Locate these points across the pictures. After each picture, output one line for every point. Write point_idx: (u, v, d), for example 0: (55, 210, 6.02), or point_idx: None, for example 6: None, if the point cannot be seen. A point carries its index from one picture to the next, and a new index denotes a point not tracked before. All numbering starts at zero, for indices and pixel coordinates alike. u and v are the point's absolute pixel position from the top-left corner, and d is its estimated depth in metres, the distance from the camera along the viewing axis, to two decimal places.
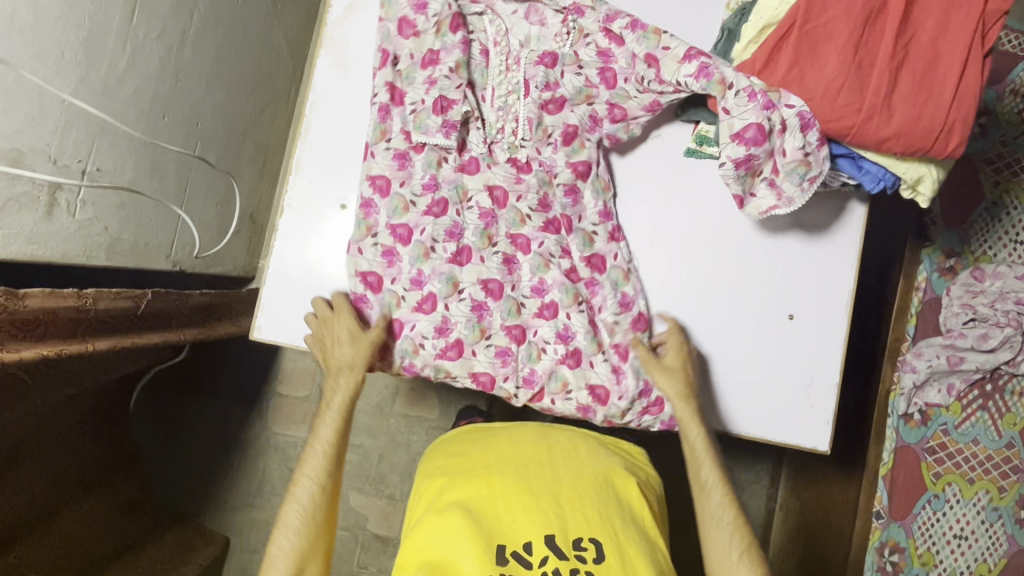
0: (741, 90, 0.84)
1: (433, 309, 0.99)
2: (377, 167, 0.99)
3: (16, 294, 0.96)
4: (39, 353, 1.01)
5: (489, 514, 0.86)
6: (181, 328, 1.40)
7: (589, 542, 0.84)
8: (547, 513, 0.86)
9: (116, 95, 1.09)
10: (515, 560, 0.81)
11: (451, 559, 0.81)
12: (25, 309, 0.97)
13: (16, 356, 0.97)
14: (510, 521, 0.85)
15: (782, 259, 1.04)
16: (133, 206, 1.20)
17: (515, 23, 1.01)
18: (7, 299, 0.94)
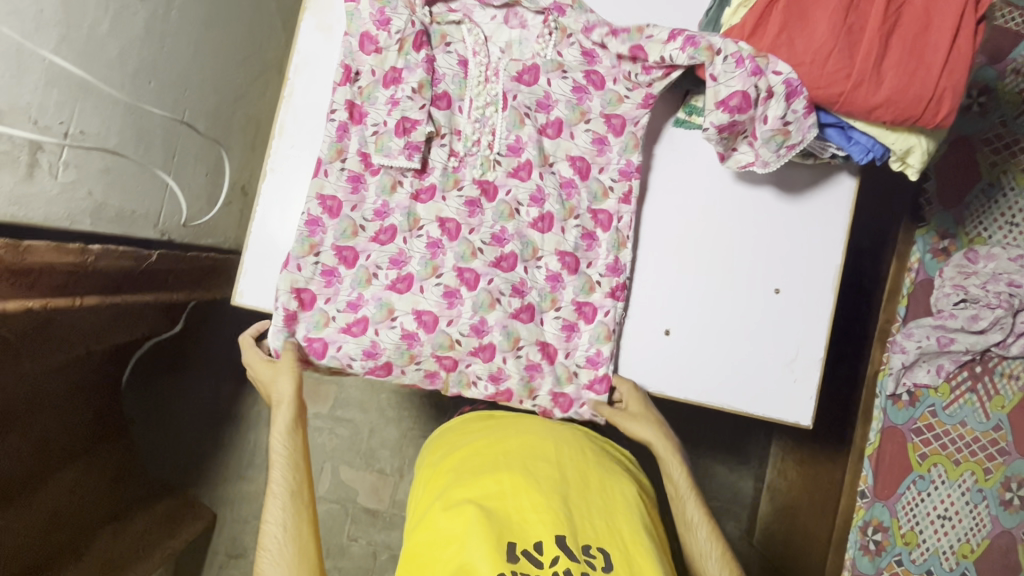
0: (729, 56, 0.82)
1: (363, 333, 0.97)
2: (329, 186, 0.97)
3: (20, 246, 0.97)
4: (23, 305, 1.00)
5: (499, 509, 0.81)
6: (173, 286, 1.45)
7: (598, 550, 0.78)
8: (558, 513, 0.81)
9: (99, 56, 1.07)
10: (526, 558, 0.75)
11: (458, 554, 0.75)
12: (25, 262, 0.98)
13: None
14: (520, 520, 0.80)
15: (770, 232, 1.04)
16: (118, 170, 1.19)
17: (495, 30, 1.01)
18: (10, 250, 0.95)
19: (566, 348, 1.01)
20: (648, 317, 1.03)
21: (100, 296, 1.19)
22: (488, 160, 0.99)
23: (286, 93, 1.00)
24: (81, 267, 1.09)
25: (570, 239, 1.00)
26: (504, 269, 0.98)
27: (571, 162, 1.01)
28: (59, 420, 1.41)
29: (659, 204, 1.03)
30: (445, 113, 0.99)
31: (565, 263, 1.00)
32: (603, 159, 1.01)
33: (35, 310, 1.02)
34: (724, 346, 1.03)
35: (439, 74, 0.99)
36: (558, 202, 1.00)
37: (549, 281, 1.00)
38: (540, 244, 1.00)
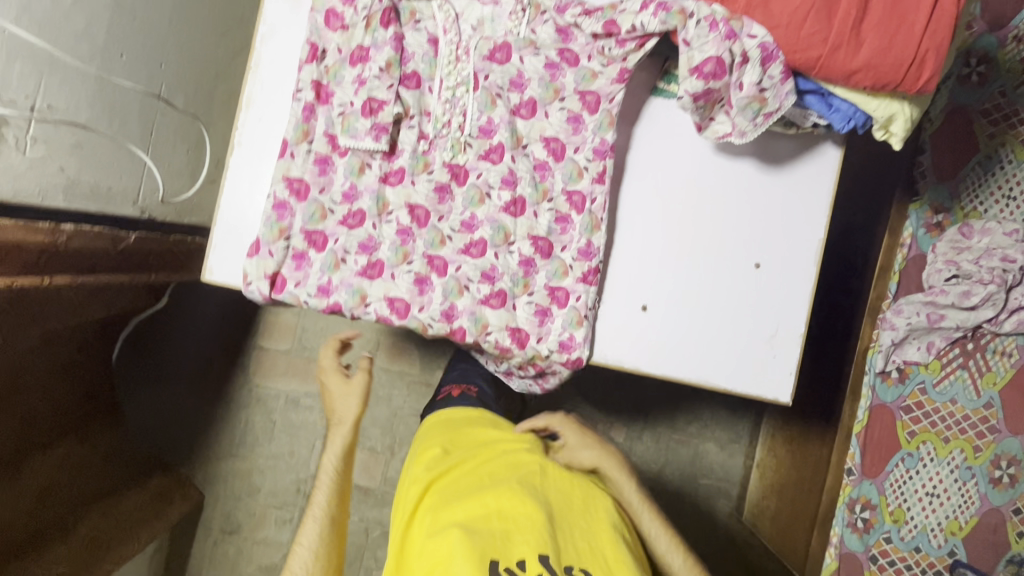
0: (703, 19, 0.78)
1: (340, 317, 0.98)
2: (296, 168, 0.95)
3: None
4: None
5: (486, 529, 0.83)
6: (154, 269, 1.43)
7: (580, 572, 0.82)
8: (543, 533, 0.84)
9: (63, 28, 1.05)
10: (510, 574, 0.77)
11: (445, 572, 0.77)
12: None
13: None
14: (506, 538, 0.83)
15: (748, 204, 1.01)
16: (91, 146, 1.18)
17: (466, 6, 0.98)
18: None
19: (538, 333, 0.98)
20: (626, 292, 1.01)
21: (71, 276, 1.15)
22: (459, 142, 0.97)
23: (252, 63, 0.96)
24: (51, 246, 1.08)
25: (542, 222, 0.98)
26: (472, 255, 0.98)
27: (543, 131, 0.97)
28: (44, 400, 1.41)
29: (637, 177, 1.01)
30: (413, 93, 0.97)
31: (538, 248, 0.98)
32: (578, 138, 0.96)
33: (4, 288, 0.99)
34: (702, 321, 1.01)
35: (408, 52, 0.97)
36: (531, 184, 0.98)
37: (522, 266, 0.98)
38: (512, 229, 0.98)
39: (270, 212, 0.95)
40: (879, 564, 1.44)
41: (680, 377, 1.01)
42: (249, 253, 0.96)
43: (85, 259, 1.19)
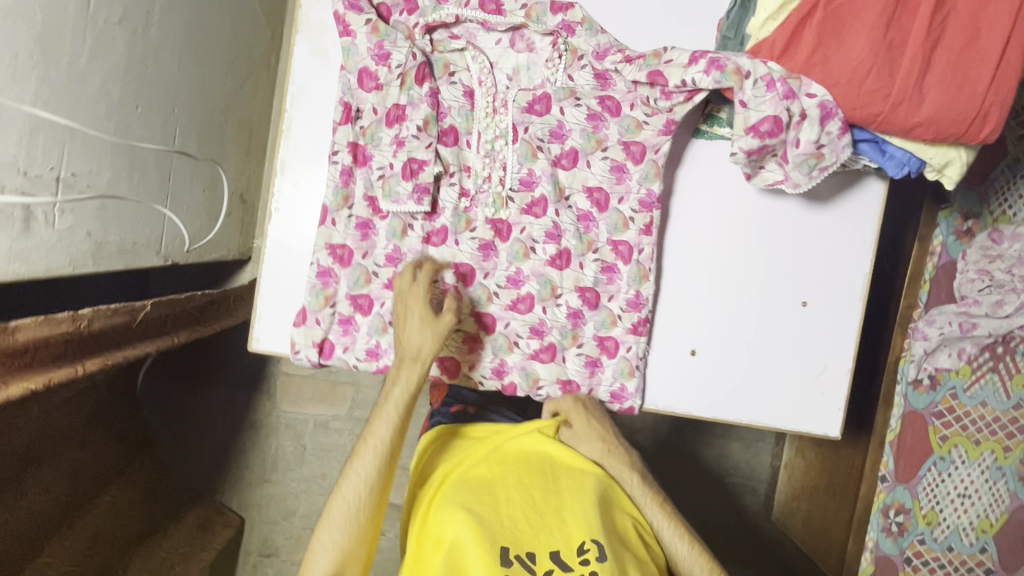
0: (760, 78, 0.75)
1: None
2: (338, 235, 0.94)
3: (6, 327, 0.86)
4: (27, 387, 0.89)
5: (496, 518, 0.79)
6: (173, 330, 1.29)
7: (592, 544, 0.77)
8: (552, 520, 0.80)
9: (81, 92, 1.01)
10: (518, 562, 0.75)
11: (456, 562, 0.74)
12: (17, 343, 0.88)
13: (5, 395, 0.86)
14: (514, 526, 0.79)
15: (795, 243, 1.00)
16: (115, 207, 1.15)
17: (501, 54, 0.95)
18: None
19: (589, 385, 0.99)
20: (674, 339, 1.01)
21: (103, 357, 1.06)
22: (500, 196, 0.96)
23: (285, 127, 0.94)
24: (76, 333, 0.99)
25: (588, 273, 0.97)
26: (520, 311, 0.97)
27: (586, 181, 0.95)
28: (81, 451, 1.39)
29: (682, 221, 0.99)
30: (451, 149, 0.95)
31: (586, 299, 0.97)
32: (622, 187, 0.94)
33: (40, 391, 0.92)
34: (752, 361, 1.01)
35: (444, 107, 0.94)
36: (575, 236, 0.96)
37: (570, 319, 0.97)
38: (558, 282, 0.97)
39: (314, 280, 0.94)
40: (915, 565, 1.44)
41: (732, 419, 1.02)
42: (296, 322, 0.95)
43: (117, 339, 1.10)
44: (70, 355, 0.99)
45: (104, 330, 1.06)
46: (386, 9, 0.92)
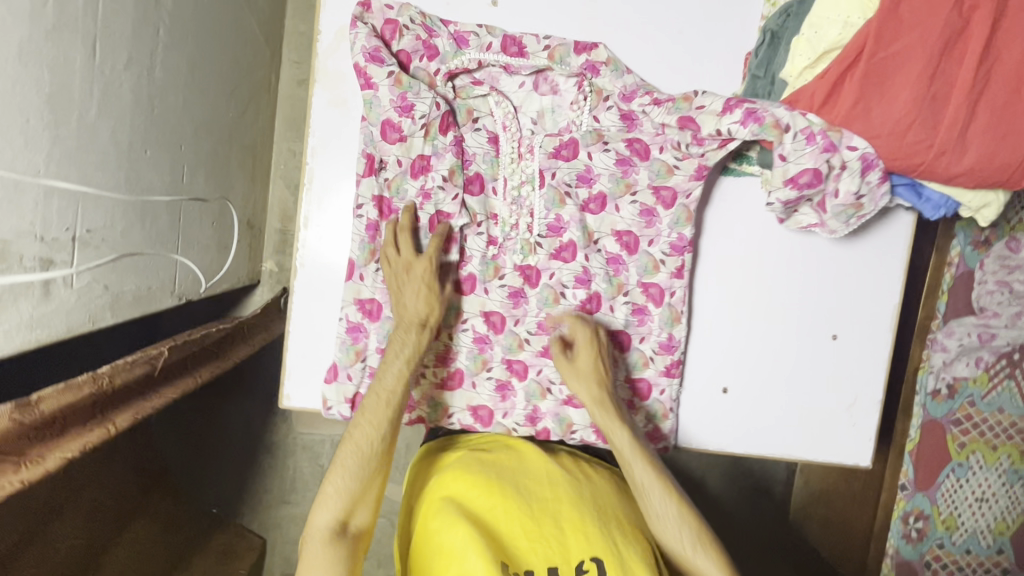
0: (799, 132, 0.74)
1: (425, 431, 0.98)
2: (366, 289, 0.92)
3: (31, 400, 0.78)
4: (65, 458, 0.82)
5: (496, 534, 0.78)
6: (194, 368, 1.21)
7: (591, 564, 0.76)
8: (551, 536, 0.79)
9: (92, 146, 0.98)
10: None
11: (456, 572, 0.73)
12: (45, 416, 0.80)
13: (44, 470, 0.79)
14: (513, 544, 0.78)
15: (824, 278, 0.99)
16: (130, 255, 1.13)
17: (525, 98, 0.94)
18: (22, 409, 0.76)
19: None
20: (706, 377, 1.01)
21: (133, 412, 0.98)
22: (528, 243, 0.94)
23: (307, 180, 0.92)
24: (100, 393, 0.91)
25: (619, 316, 0.96)
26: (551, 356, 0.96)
27: (615, 226, 0.94)
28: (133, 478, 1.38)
29: (711, 260, 0.98)
30: (478, 199, 0.93)
31: (617, 342, 0.96)
32: (652, 230, 0.93)
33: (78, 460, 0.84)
34: (783, 396, 1.02)
35: (469, 154, 0.92)
36: (605, 279, 0.95)
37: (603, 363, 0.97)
38: (589, 326, 0.95)
39: (344, 335, 0.93)
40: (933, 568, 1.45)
41: (762, 454, 1.03)
42: (328, 378, 0.94)
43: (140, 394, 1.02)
44: (99, 416, 0.91)
45: (128, 384, 0.98)
46: (405, 56, 0.89)
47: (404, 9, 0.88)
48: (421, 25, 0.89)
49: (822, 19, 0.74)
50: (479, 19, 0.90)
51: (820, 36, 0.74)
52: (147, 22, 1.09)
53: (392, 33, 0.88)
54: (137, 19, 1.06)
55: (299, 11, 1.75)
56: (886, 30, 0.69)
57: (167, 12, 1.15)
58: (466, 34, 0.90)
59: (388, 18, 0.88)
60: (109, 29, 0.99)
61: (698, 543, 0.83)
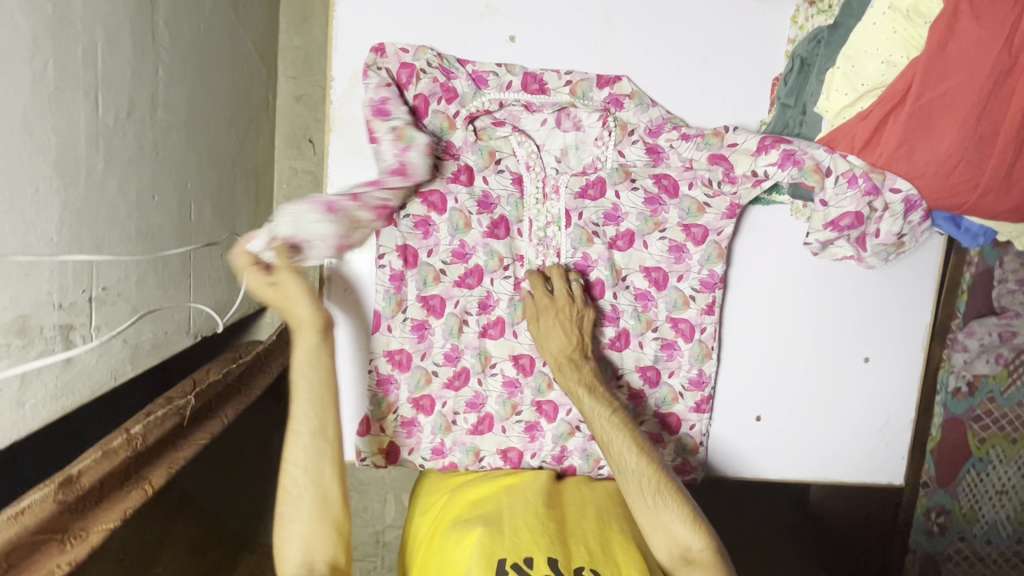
0: (841, 175, 0.73)
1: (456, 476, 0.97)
2: (395, 340, 0.92)
3: (67, 475, 0.76)
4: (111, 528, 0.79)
5: (498, 533, 0.80)
6: (220, 412, 1.16)
7: (590, 571, 0.75)
8: (552, 536, 0.79)
9: (102, 202, 0.96)
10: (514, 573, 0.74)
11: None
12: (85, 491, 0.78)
13: (91, 544, 0.75)
14: (514, 538, 0.79)
15: (855, 302, 0.98)
16: (146, 304, 1.10)
17: (547, 135, 0.92)
18: (64, 487, 0.75)
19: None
20: (739, 407, 1.00)
21: (167, 466, 0.94)
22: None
23: None
24: (135, 453, 0.89)
25: (648, 352, 0.94)
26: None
27: (645, 264, 0.92)
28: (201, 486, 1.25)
29: (742, 290, 0.97)
30: (504, 242, 0.91)
31: (647, 378, 0.95)
32: (681, 266, 0.92)
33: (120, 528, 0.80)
34: (814, 421, 1.01)
35: (493, 197, 0.90)
36: (634, 316, 0.93)
37: (632, 400, 0.95)
38: (619, 364, 0.94)
39: (374, 388, 0.93)
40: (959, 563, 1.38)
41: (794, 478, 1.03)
42: (359, 431, 0.94)
43: (174, 448, 0.99)
44: (135, 477, 0.88)
45: (161, 438, 0.96)
46: (423, 101, 0.86)
47: (419, 51, 0.86)
48: (438, 68, 0.87)
49: (857, 51, 0.72)
50: (498, 59, 0.88)
51: (857, 71, 0.71)
52: (146, 64, 1.05)
53: (409, 76, 0.86)
54: (136, 61, 1.01)
55: (294, 24, 1.66)
56: (932, 72, 0.66)
57: (165, 48, 1.10)
58: (484, 74, 0.88)
59: (404, 61, 0.86)
60: (110, 78, 0.95)
61: (657, 492, 0.78)
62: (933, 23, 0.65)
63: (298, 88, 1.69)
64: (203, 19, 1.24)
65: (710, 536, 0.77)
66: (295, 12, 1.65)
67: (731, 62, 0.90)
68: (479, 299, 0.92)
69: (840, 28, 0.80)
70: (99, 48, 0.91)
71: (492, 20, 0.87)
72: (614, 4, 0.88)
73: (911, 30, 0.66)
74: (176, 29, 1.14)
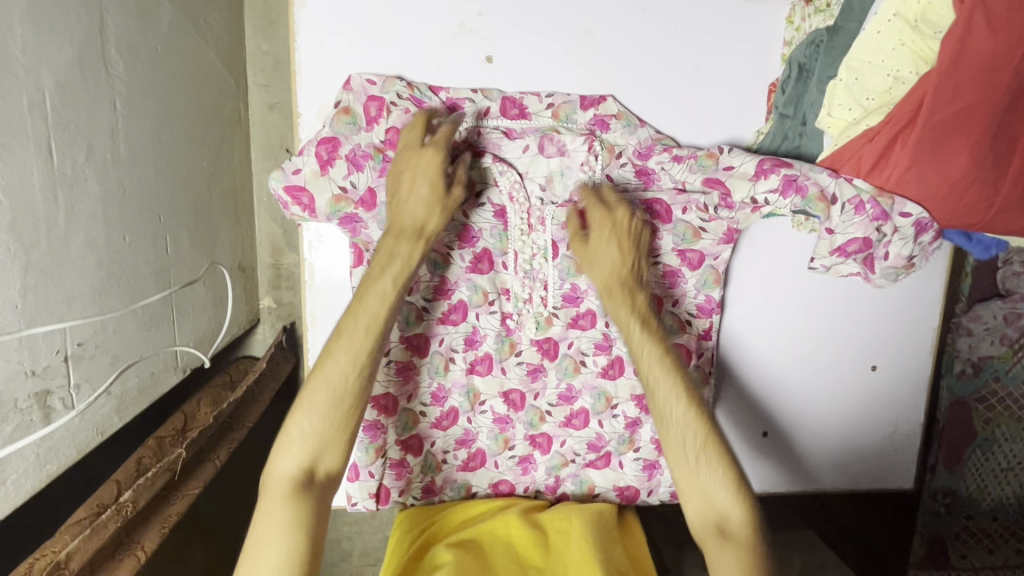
0: (848, 202, 0.72)
1: None
2: (379, 385, 0.88)
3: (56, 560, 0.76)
4: None
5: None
6: (213, 450, 1.12)
7: None
8: None
9: (67, 257, 0.90)
10: None
11: None
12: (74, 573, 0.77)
13: None
14: None
15: (862, 317, 1.03)
16: (128, 349, 1.05)
17: (530, 162, 0.85)
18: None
19: (648, 487, 0.99)
20: (751, 420, 1.05)
21: (161, 525, 0.93)
22: (544, 316, 0.91)
23: (307, 276, 0.94)
24: (124, 522, 0.88)
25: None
26: (575, 426, 0.96)
27: None
28: (224, 519, 1.22)
29: (748, 310, 1.00)
30: (487, 276, 0.89)
31: (643, 406, 0.96)
32: (677, 290, 0.89)
33: None
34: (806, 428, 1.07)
35: (476, 232, 0.88)
36: None
37: (628, 427, 0.96)
38: (613, 392, 0.95)
39: (362, 435, 0.90)
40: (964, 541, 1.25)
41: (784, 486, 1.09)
42: (349, 478, 0.92)
43: (168, 503, 0.97)
44: (127, 545, 0.87)
45: (153, 499, 0.94)
46: (395, 133, 0.80)
47: (388, 83, 0.83)
48: (409, 98, 0.83)
49: (862, 62, 0.70)
50: (474, 83, 0.85)
51: (862, 84, 0.70)
52: (101, 100, 0.97)
53: (377, 109, 0.81)
54: (89, 102, 0.94)
55: (258, 28, 1.49)
56: (943, 91, 0.65)
57: (121, 78, 1.02)
58: (461, 99, 0.84)
59: (371, 94, 0.82)
60: (61, 126, 0.88)
61: (703, 449, 0.77)
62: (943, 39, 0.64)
63: (271, 96, 1.54)
64: (162, 38, 1.15)
65: (750, 504, 0.77)
66: (259, 16, 1.49)
67: (723, 71, 0.85)
68: (465, 335, 0.91)
69: (841, 32, 0.75)
70: (47, 95, 0.85)
71: (467, 40, 0.83)
72: (594, 13, 0.83)
73: (919, 42, 0.66)
74: (133, 55, 1.05)
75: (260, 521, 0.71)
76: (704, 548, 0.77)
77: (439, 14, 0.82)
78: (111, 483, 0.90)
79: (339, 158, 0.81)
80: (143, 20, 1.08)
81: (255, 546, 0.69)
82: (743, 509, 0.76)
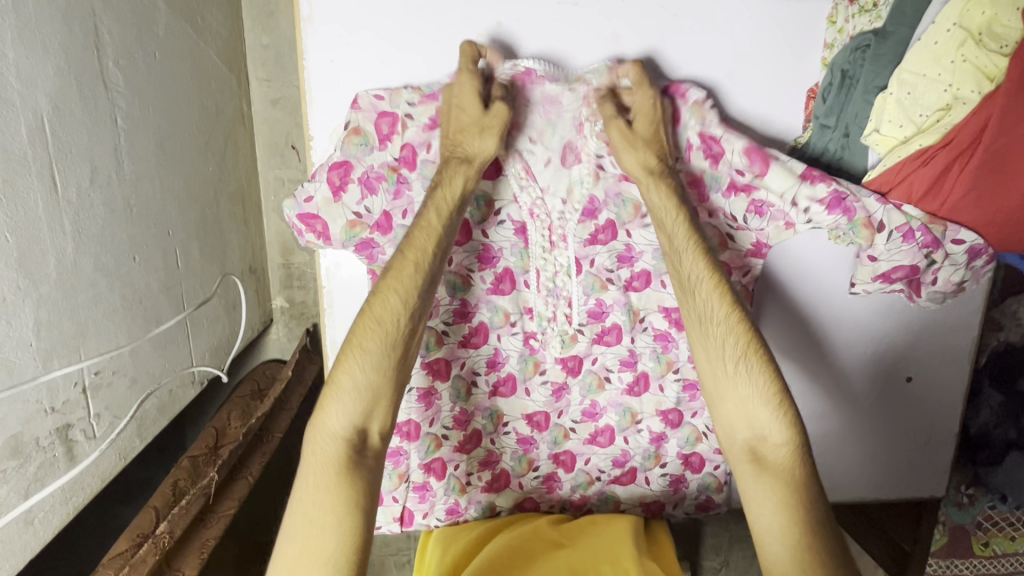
0: (895, 231, 0.78)
1: None
2: (400, 412, 0.88)
3: None
4: None
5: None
6: (245, 466, 1.11)
7: None
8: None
9: (78, 288, 0.88)
10: None
11: None
12: None
13: None
14: None
15: (901, 326, 0.98)
16: (145, 370, 1.03)
17: (551, 177, 0.83)
18: None
19: (675, 500, 0.98)
20: None
21: (200, 552, 0.92)
22: (569, 333, 0.88)
23: (327, 305, 0.91)
24: (164, 554, 0.88)
25: (669, 395, 0.92)
26: (600, 444, 0.94)
27: (663, 310, 0.89)
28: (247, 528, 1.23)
29: (777, 318, 0.96)
30: (509, 296, 0.87)
31: (669, 421, 0.94)
32: None
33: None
34: (832, 431, 1.04)
35: (495, 251, 0.85)
36: (653, 358, 0.91)
37: (653, 442, 0.94)
38: (638, 409, 0.93)
39: (385, 460, 0.90)
40: (986, 531, 1.16)
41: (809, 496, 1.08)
42: (374, 501, 0.93)
43: (208, 527, 0.97)
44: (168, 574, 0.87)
45: (189, 526, 0.94)
46: (411, 150, 0.81)
47: (396, 94, 0.79)
48: (426, 119, 0.80)
49: (913, 76, 0.73)
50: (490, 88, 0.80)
51: (914, 98, 0.74)
52: (101, 116, 0.92)
53: (391, 126, 0.80)
54: (87, 121, 0.89)
55: (259, 19, 1.38)
56: (1005, 121, 0.67)
57: (123, 94, 0.97)
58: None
59: (381, 110, 0.79)
60: (61, 153, 0.84)
61: (742, 357, 0.76)
62: (1010, 57, 0.67)
63: (273, 91, 1.43)
64: (161, 43, 1.08)
65: (794, 423, 0.75)
66: (259, 6, 1.37)
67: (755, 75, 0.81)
68: (487, 358, 0.89)
69: (890, 38, 0.75)
70: (46, 120, 0.81)
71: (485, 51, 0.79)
72: (623, 17, 0.78)
73: (982, 59, 0.68)
74: (133, 66, 1.00)
75: (310, 485, 0.71)
76: (742, 471, 0.77)
77: (456, 23, 0.78)
78: (148, 510, 0.91)
79: (352, 181, 0.80)
80: (139, 26, 1.01)
81: (308, 513, 0.69)
82: (784, 429, 0.74)
